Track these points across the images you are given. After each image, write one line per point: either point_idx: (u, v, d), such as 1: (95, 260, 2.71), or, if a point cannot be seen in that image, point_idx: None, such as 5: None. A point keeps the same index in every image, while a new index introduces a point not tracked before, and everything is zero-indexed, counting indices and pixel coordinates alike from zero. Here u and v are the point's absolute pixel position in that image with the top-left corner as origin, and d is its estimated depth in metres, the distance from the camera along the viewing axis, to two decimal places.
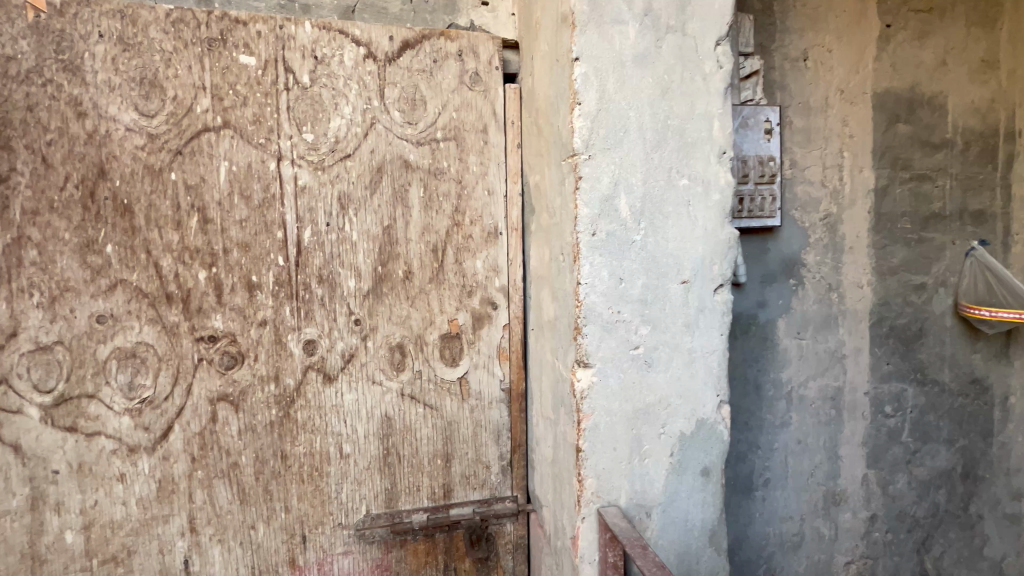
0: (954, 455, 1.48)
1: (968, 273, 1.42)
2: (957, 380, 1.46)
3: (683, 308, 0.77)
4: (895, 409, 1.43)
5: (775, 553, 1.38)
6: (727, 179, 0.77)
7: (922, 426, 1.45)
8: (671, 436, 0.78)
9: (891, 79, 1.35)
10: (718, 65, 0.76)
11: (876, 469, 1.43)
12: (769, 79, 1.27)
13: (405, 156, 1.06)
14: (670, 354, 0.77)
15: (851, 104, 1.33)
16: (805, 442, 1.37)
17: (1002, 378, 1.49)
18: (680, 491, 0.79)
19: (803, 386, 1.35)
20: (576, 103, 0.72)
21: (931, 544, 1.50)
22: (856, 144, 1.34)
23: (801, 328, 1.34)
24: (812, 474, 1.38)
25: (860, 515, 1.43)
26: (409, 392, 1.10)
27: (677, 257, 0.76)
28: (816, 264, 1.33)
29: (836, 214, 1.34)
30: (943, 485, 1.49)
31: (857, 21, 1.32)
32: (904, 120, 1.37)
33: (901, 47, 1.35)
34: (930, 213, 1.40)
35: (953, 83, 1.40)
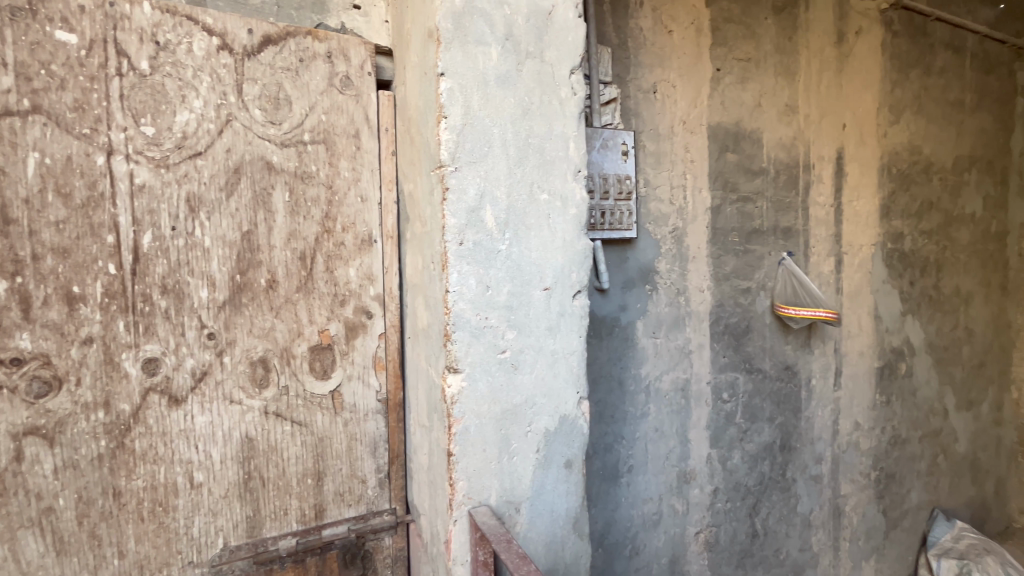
0: (775, 431, 1.78)
1: (780, 278, 1.73)
2: (775, 367, 1.76)
3: (545, 313, 0.83)
4: (730, 395, 1.67)
5: (639, 532, 1.53)
6: (582, 195, 0.85)
7: (750, 408, 1.72)
8: (537, 434, 0.84)
9: (721, 115, 1.59)
10: (573, 91, 0.84)
11: (717, 448, 1.66)
12: (626, 106, 1.42)
13: (268, 157, 1.00)
14: (534, 357, 0.83)
15: (691, 134, 1.54)
16: (661, 429, 1.54)
17: (806, 364, 1.83)
18: (546, 484, 0.85)
19: (659, 379, 1.53)
20: (442, 117, 0.75)
21: (760, 507, 1.77)
22: (696, 168, 1.55)
23: (656, 328, 1.51)
24: (667, 458, 1.56)
25: (705, 489, 1.65)
26: (274, 409, 1.02)
27: (539, 266, 0.82)
28: (667, 271, 1.52)
29: (682, 228, 1.54)
30: (767, 456, 1.77)
31: (694, 63, 1.53)
32: (732, 150, 1.63)
33: (728, 88, 1.60)
34: (752, 228, 1.68)
35: (767, 122, 1.69)
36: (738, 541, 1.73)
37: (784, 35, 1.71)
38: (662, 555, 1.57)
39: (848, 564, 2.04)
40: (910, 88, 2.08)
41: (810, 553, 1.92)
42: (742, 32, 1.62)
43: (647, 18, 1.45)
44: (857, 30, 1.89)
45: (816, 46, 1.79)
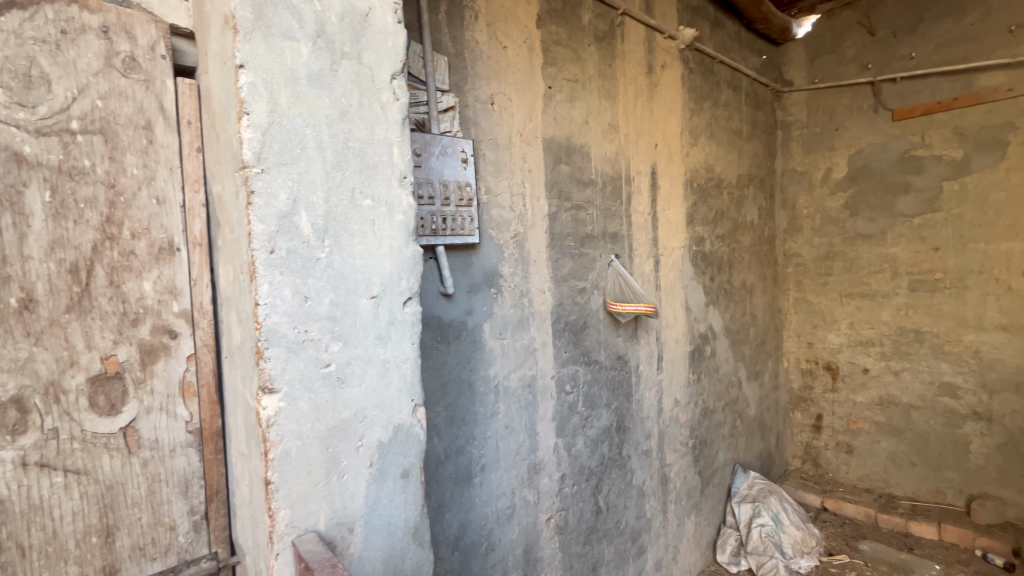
0: (611, 415, 1.98)
1: (610, 278, 1.94)
2: (609, 357, 1.96)
3: (374, 322, 0.81)
4: (571, 386, 1.82)
5: (493, 528, 1.57)
6: (409, 202, 0.85)
7: (590, 396, 1.89)
8: (369, 448, 0.81)
9: (554, 129, 1.73)
10: (395, 96, 0.83)
11: (562, 437, 1.79)
12: (464, 115, 1.46)
13: (17, 148, 0.80)
14: (363, 368, 0.80)
15: (528, 145, 1.64)
16: (511, 426, 1.61)
17: (634, 353, 2.08)
18: (381, 498, 0.82)
19: (506, 378, 1.59)
20: (242, 113, 0.69)
21: (602, 485, 1.96)
22: (534, 177, 1.66)
23: (501, 329, 1.57)
24: (518, 452, 1.64)
25: (554, 477, 1.76)
26: (36, 459, 0.83)
27: (364, 274, 0.80)
28: (510, 274, 1.59)
29: (522, 233, 1.63)
30: (605, 439, 1.97)
31: (528, 79, 1.64)
32: (565, 162, 1.78)
33: (559, 105, 1.75)
34: (585, 234, 1.85)
35: (594, 138, 1.89)
36: (584, 519, 1.89)
37: (605, 62, 1.92)
38: (517, 546, 1.64)
39: (675, 523, 2.36)
40: (703, 116, 2.50)
41: (644, 519, 2.17)
42: (569, 55, 1.78)
43: (482, 32, 1.50)
44: (663, 64, 2.22)
45: (631, 75, 2.05)
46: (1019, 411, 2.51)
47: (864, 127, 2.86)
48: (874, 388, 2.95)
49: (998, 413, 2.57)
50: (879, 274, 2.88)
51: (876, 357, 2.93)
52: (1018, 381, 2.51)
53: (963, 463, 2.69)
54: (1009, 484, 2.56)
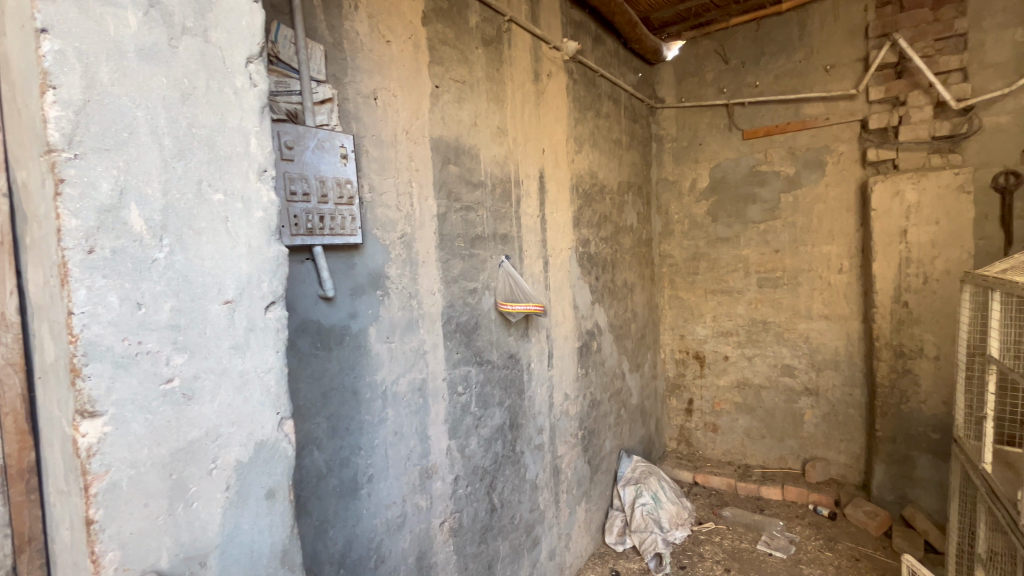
0: (504, 413, 2.02)
1: (500, 279, 1.97)
2: (501, 356, 2.00)
3: (228, 329, 0.77)
4: (464, 387, 1.82)
5: (383, 539, 1.51)
6: (269, 197, 0.82)
7: (482, 395, 1.91)
8: (224, 469, 0.76)
9: (442, 129, 1.72)
10: (251, 81, 0.80)
11: (455, 439, 1.78)
12: (344, 109, 1.38)
13: None
14: (215, 382, 0.75)
15: (415, 144, 1.61)
16: (401, 432, 1.57)
17: (526, 351, 2.14)
18: (241, 523, 0.78)
19: (395, 383, 1.55)
20: (47, 87, 0.61)
21: (496, 483, 1.99)
22: (421, 176, 1.63)
23: (389, 333, 1.52)
24: (408, 459, 1.60)
25: (447, 480, 1.75)
26: None
27: (216, 276, 0.75)
28: (397, 276, 1.54)
29: (410, 233, 1.59)
30: (499, 437, 2.00)
31: (413, 76, 1.61)
32: (453, 162, 1.77)
33: (447, 105, 1.74)
34: (475, 235, 1.87)
35: (483, 140, 1.91)
36: (479, 519, 1.90)
37: (493, 66, 1.95)
38: (408, 555, 1.60)
39: (566, 511, 2.47)
40: (587, 125, 2.66)
41: (537, 511, 2.25)
42: (456, 55, 1.78)
43: (362, 23, 1.44)
44: (549, 73, 2.31)
45: (519, 81, 2.11)
46: (838, 386, 3.01)
47: (721, 144, 3.26)
48: (732, 372, 3.36)
49: (824, 388, 3.06)
50: (735, 272, 3.29)
51: (734, 346, 3.34)
52: (837, 361, 3.01)
53: (800, 432, 3.17)
54: (832, 446, 3.07)
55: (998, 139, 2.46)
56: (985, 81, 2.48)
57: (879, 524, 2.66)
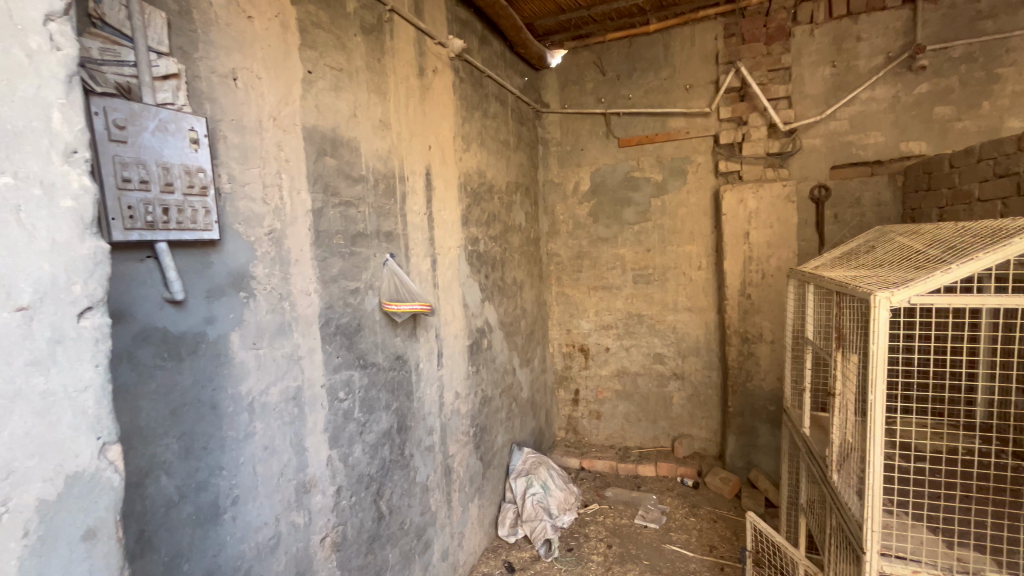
0: (391, 416, 1.96)
1: (385, 278, 1.90)
2: (387, 358, 1.94)
3: (23, 341, 0.67)
4: (346, 393, 1.72)
5: (253, 566, 1.37)
6: (82, 183, 0.74)
7: (367, 400, 1.83)
8: (23, 508, 0.66)
9: (316, 118, 1.60)
10: (53, 47, 0.71)
11: (337, 448, 1.68)
12: (194, 88, 1.22)
13: None
14: (6, 406, 0.65)
15: (284, 132, 1.48)
16: (272, 446, 1.43)
17: (414, 352, 2.10)
18: (50, 569, 0.69)
19: (265, 393, 1.41)
20: None
21: (383, 490, 1.91)
22: (292, 168, 1.51)
23: (256, 338, 1.38)
24: (282, 474, 1.47)
25: (328, 492, 1.64)
26: None
27: (5, 279, 0.65)
28: (265, 276, 1.41)
29: (280, 230, 1.46)
30: (386, 442, 1.93)
31: (282, 59, 1.47)
32: (330, 154, 1.66)
33: (321, 93, 1.63)
34: (356, 232, 1.78)
35: (363, 132, 1.82)
36: (365, 529, 1.82)
37: (373, 57, 1.87)
38: None
39: (459, 509, 2.47)
40: (475, 124, 2.68)
41: (428, 514, 2.21)
42: (332, 41, 1.67)
43: None
44: (434, 69, 2.29)
45: (402, 74, 2.05)
46: (699, 370, 3.40)
47: (600, 150, 3.50)
48: (613, 362, 3.64)
49: (688, 372, 3.44)
50: (613, 270, 3.55)
51: (614, 338, 3.61)
52: (698, 348, 3.39)
53: (669, 413, 3.52)
54: (695, 424, 3.46)
55: (814, 157, 2.96)
56: (804, 109, 2.96)
57: (731, 488, 3.05)
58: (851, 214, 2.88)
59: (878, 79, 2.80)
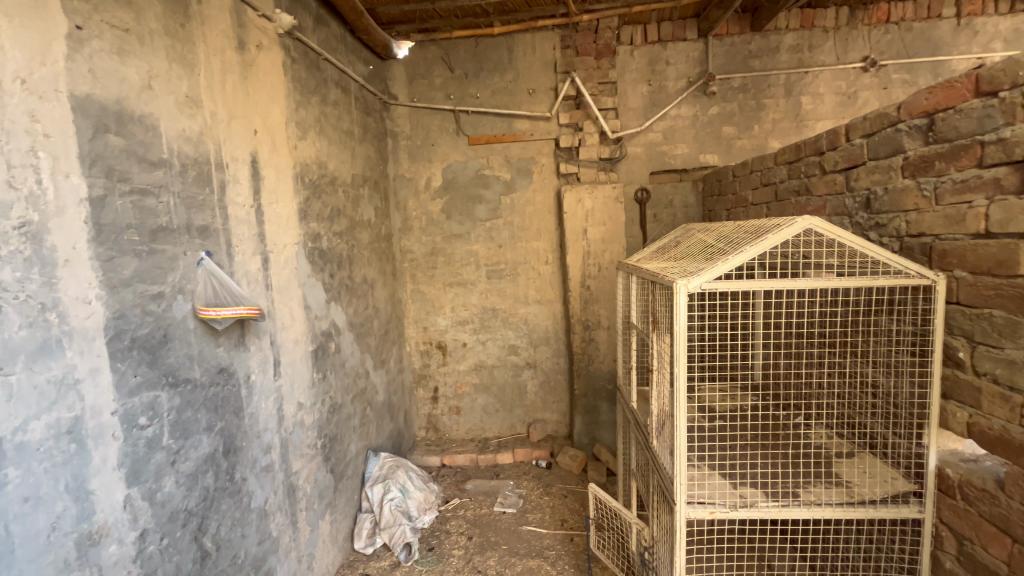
0: (214, 438, 1.70)
1: (199, 279, 1.64)
2: (207, 373, 1.68)
3: None
4: (149, 418, 1.45)
5: None
6: None
7: (180, 423, 1.56)
8: None
9: (92, 86, 1.30)
10: None
11: (139, 485, 1.40)
12: None
13: None
14: None
15: (40, 99, 1.17)
16: (36, 495, 1.13)
17: (242, 363, 1.86)
18: None
19: (22, 430, 1.11)
20: None
21: (207, 524, 1.66)
22: (56, 144, 1.20)
23: (4, 361, 1.08)
24: (54, 528, 1.17)
25: (127, 540, 1.36)
26: None
27: None
28: (15, 281, 1.10)
29: (38, 223, 1.15)
30: (208, 469, 1.67)
31: (34, 5, 1.16)
32: (114, 132, 1.37)
33: (99, 55, 1.32)
34: (156, 226, 1.50)
35: (163, 108, 1.54)
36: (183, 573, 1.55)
37: (173, 20, 1.59)
38: None
39: (307, 529, 2.27)
40: (311, 110, 2.46)
41: (268, 541, 1.98)
42: None
43: None
44: (258, 44, 2.03)
45: (215, 45, 1.78)
46: (549, 357, 3.63)
47: (450, 146, 3.51)
48: (470, 357, 3.69)
49: (539, 361, 3.65)
50: (468, 266, 3.60)
51: (470, 333, 3.67)
52: (548, 337, 3.62)
53: (524, 401, 3.70)
54: (548, 408, 3.70)
55: (636, 164, 3.37)
56: (628, 120, 3.34)
57: (579, 463, 3.33)
58: (666, 214, 3.38)
59: (683, 99, 3.29)
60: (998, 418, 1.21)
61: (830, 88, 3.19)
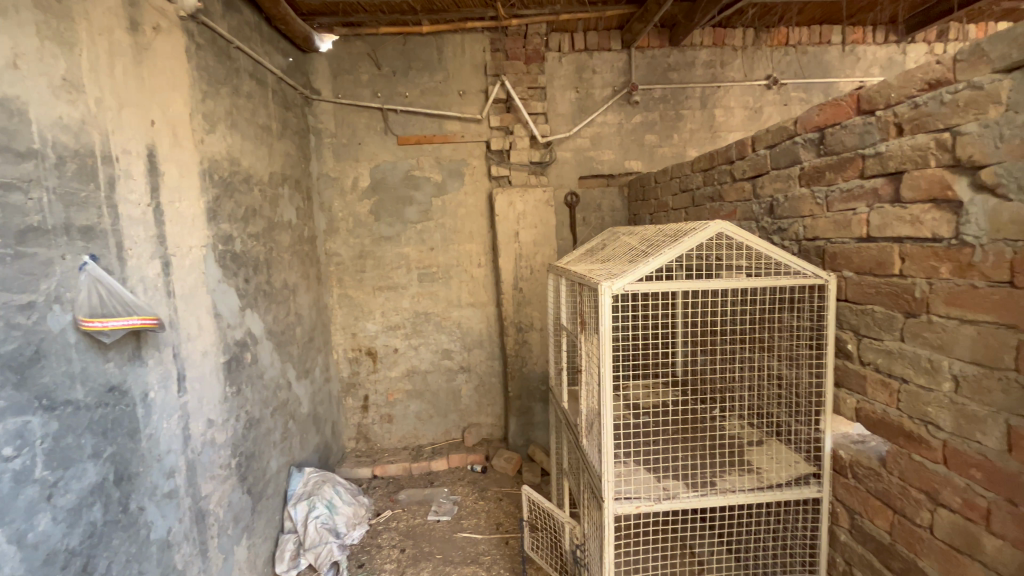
0: (103, 466, 1.51)
1: (81, 286, 1.44)
2: (92, 392, 1.49)
3: None
4: (17, 448, 1.25)
5: None
6: None
7: (59, 451, 1.37)
8: None
9: None
10: None
11: (3, 526, 1.21)
12: None
13: None
14: None
15: None
16: None
17: (138, 379, 1.66)
18: None
19: None
20: None
21: (94, 564, 1.46)
22: None
23: None
24: None
25: None
26: None
27: None
28: None
29: None
30: (96, 501, 1.48)
31: None
32: None
33: None
34: (24, 226, 1.31)
35: (33, 91, 1.34)
36: None
37: None
38: None
39: (220, 557, 2.08)
40: (222, 102, 2.27)
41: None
42: None
43: None
44: (155, 26, 1.84)
45: (101, 23, 1.59)
46: (483, 360, 3.61)
47: (378, 145, 3.40)
48: (402, 363, 3.59)
49: (473, 364, 3.62)
50: (398, 269, 3.50)
51: (402, 338, 3.56)
52: (481, 341, 3.60)
53: (458, 405, 3.65)
54: (482, 412, 3.67)
55: (566, 168, 3.44)
56: (557, 125, 3.41)
57: (513, 466, 3.34)
58: (595, 217, 3.49)
59: (608, 107, 3.41)
60: (880, 403, 1.35)
61: (739, 103, 3.44)
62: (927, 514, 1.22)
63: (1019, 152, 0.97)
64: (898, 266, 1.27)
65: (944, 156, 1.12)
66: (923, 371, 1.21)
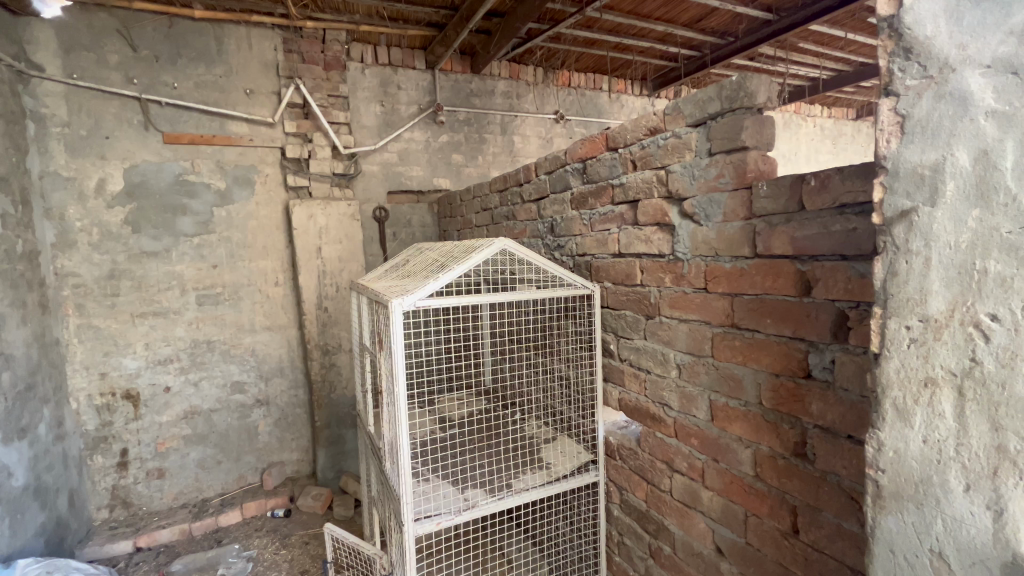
0: None
1: None
2: None
3: None
4: None
5: None
6: None
7: None
8: None
9: None
10: None
11: None
12: None
13: None
14: None
15: None
16: None
17: None
18: None
19: None
20: None
21: None
22: None
23: None
24: None
25: None
26: None
27: None
28: None
29: None
30: None
31: None
32: None
33: None
34: None
35: None
36: None
37: None
38: None
39: None
40: None
41: None
42: None
43: None
44: None
45: None
46: (285, 390, 3.24)
47: (135, 142, 2.80)
48: (176, 404, 2.98)
49: (272, 396, 3.21)
50: (168, 291, 2.91)
51: (175, 374, 2.97)
52: (281, 368, 3.22)
53: (255, 445, 3.19)
54: (285, 448, 3.28)
55: (373, 182, 3.34)
56: (362, 137, 3.29)
57: (323, 502, 3.04)
58: (405, 233, 3.47)
59: (415, 124, 3.44)
60: (634, 392, 1.60)
61: (534, 132, 3.83)
62: (668, 480, 1.48)
63: (704, 189, 1.27)
64: (639, 277, 1.53)
65: (662, 189, 1.40)
66: (659, 363, 1.48)
